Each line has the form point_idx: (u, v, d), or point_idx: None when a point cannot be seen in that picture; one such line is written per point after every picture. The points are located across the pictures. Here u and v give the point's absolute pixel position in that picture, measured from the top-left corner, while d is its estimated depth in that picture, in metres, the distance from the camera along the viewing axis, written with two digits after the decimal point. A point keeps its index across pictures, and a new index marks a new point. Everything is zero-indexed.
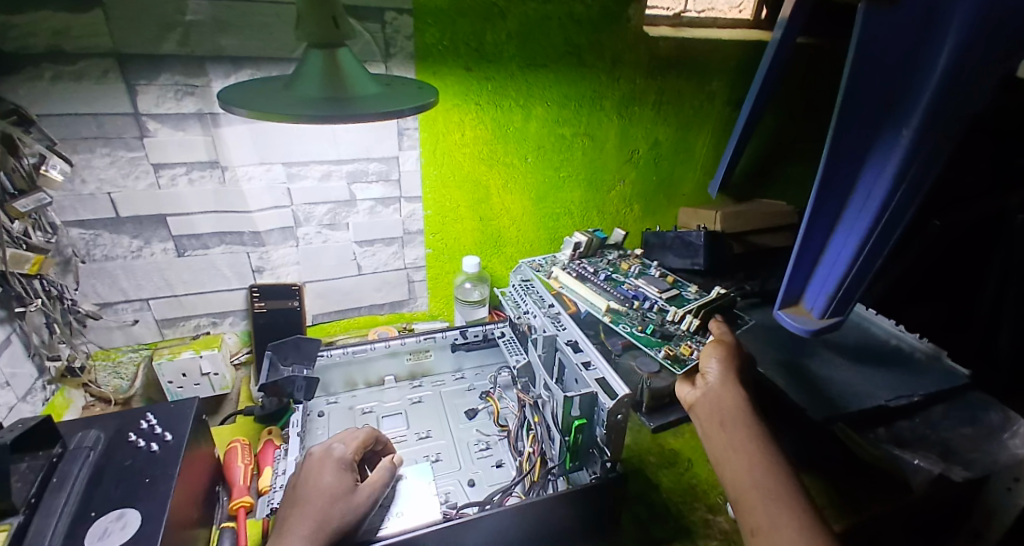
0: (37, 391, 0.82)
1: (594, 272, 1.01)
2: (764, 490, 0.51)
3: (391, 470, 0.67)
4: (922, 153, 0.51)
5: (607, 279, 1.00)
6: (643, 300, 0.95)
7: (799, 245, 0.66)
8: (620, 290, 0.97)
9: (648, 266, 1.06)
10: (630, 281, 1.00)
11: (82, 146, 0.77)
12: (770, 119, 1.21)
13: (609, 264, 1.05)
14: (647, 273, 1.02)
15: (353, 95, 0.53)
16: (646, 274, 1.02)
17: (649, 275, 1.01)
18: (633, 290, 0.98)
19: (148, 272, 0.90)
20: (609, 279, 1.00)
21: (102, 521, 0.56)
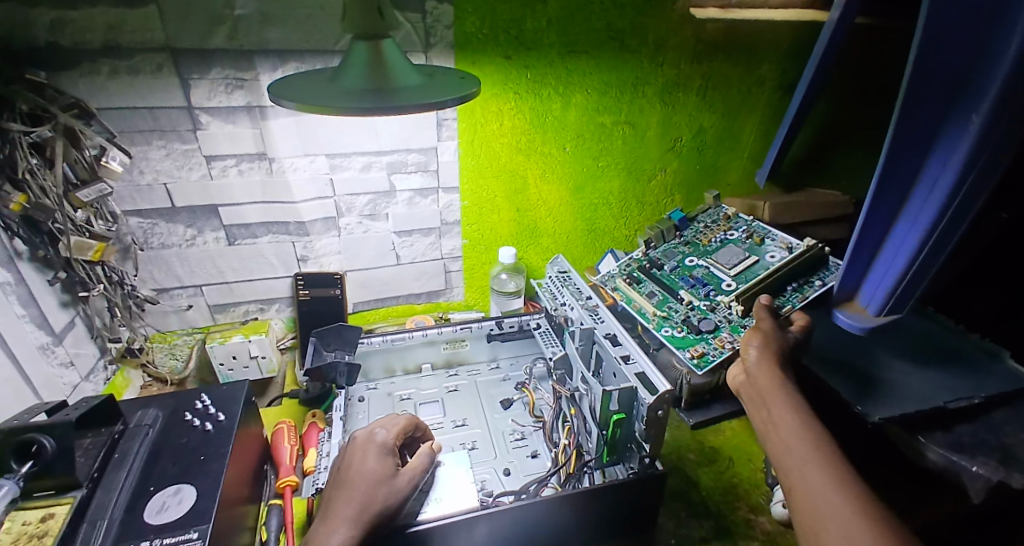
0: (99, 371, 0.89)
1: (661, 267, 1.05)
2: (803, 454, 0.50)
3: (430, 457, 0.68)
4: (991, 139, 0.54)
5: (677, 268, 1.03)
6: (708, 282, 0.97)
7: (858, 238, 0.71)
8: (686, 279, 0.99)
9: (738, 230, 1.05)
10: (704, 260, 1.02)
11: (139, 139, 0.81)
12: (823, 104, 1.15)
13: (688, 241, 1.08)
14: (726, 246, 1.02)
15: (396, 86, 0.53)
16: (726, 246, 1.02)
17: (726, 248, 1.01)
18: (704, 272, 1.00)
19: (200, 260, 0.95)
20: (679, 267, 1.03)
21: (160, 494, 0.60)
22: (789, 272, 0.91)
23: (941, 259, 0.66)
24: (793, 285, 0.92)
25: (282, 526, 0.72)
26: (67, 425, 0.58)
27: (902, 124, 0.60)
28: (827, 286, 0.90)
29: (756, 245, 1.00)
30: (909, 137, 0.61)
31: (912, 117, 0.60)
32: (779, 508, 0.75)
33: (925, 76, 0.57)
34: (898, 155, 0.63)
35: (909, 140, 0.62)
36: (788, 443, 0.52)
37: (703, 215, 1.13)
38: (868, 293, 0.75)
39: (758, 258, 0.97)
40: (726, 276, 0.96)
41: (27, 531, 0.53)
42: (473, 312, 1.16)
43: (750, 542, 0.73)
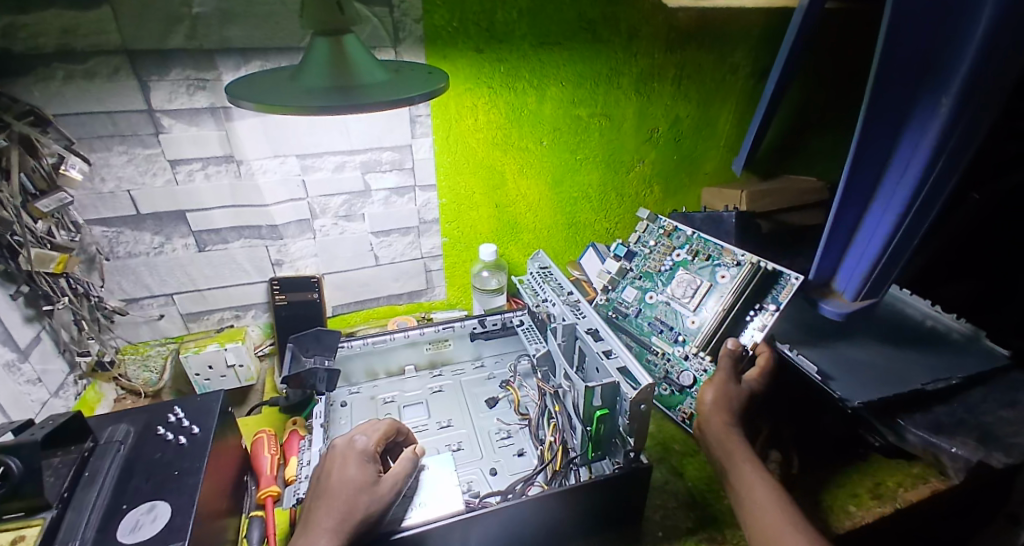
0: (69, 386, 0.85)
1: (626, 310, 0.98)
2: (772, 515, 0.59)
3: (413, 460, 0.67)
4: (959, 123, 0.55)
5: (641, 310, 0.96)
6: (672, 323, 0.90)
7: (833, 224, 0.71)
8: (652, 324, 0.93)
9: (682, 249, 0.96)
10: (662, 294, 0.94)
11: (99, 145, 0.77)
12: (797, 91, 1.16)
13: (639, 274, 1.00)
14: (676, 273, 0.94)
15: (360, 84, 0.52)
16: (676, 273, 0.93)
17: (676, 277, 0.93)
18: (664, 309, 0.92)
19: (170, 267, 0.92)
20: (642, 307, 0.96)
21: (133, 513, 0.58)
22: (745, 298, 0.82)
23: (914, 239, 0.68)
24: (753, 310, 0.83)
25: (264, 537, 0.71)
26: (32, 445, 0.55)
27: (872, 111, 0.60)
28: (779, 311, 0.79)
29: (704, 265, 0.91)
30: (878, 124, 0.62)
31: (883, 102, 0.60)
32: None
33: (892, 62, 0.57)
34: (870, 140, 0.63)
35: (879, 125, 0.62)
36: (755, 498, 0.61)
37: (645, 235, 1.03)
38: (844, 279, 0.76)
39: (711, 281, 0.88)
40: (688, 311, 0.89)
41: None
42: (455, 311, 1.15)
43: (737, 531, 0.74)
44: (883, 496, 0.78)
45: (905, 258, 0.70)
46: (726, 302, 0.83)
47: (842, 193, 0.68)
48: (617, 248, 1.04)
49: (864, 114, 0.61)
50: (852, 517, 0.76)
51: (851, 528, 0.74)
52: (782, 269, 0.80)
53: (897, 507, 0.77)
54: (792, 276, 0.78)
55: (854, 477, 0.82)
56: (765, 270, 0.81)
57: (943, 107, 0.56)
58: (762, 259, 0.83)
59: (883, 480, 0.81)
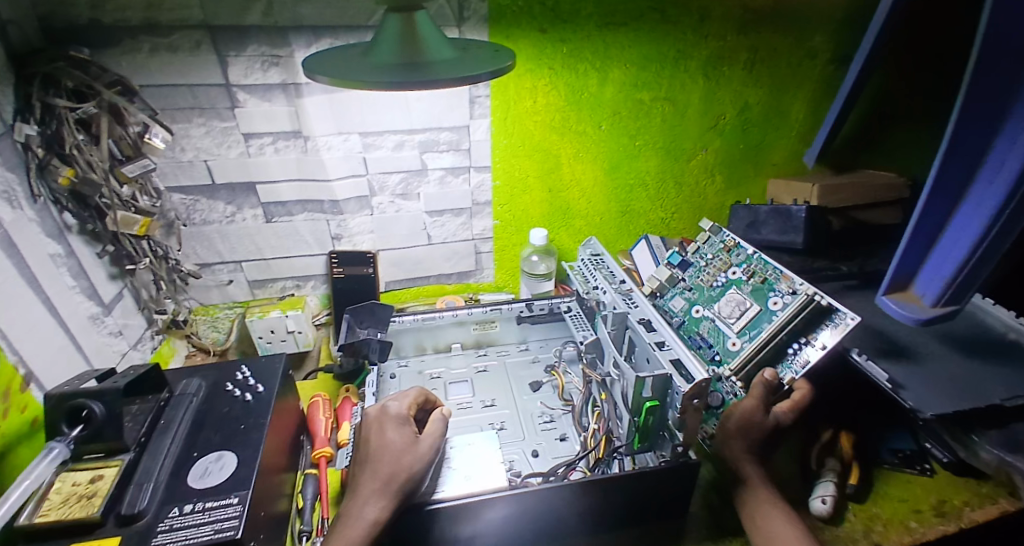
0: (147, 340, 0.93)
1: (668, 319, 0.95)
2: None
3: (443, 421, 0.69)
4: None
5: (682, 323, 0.93)
6: (714, 341, 0.87)
7: (916, 222, 0.67)
8: (693, 339, 0.90)
9: (739, 266, 0.92)
10: (709, 311, 0.90)
11: (180, 116, 0.83)
12: (881, 76, 1.06)
13: (690, 285, 0.96)
14: (727, 292, 0.90)
15: (429, 61, 0.52)
16: (728, 291, 0.90)
17: (726, 295, 0.89)
18: (709, 327, 0.89)
19: (240, 236, 0.97)
20: (686, 321, 0.93)
21: (203, 461, 0.62)
22: (792, 330, 0.78)
23: (1009, 242, 0.61)
24: (799, 343, 0.79)
25: (318, 495, 0.75)
26: (114, 393, 0.60)
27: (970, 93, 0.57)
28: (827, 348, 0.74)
29: (757, 288, 0.87)
30: (976, 111, 0.58)
31: (983, 86, 0.57)
32: (820, 504, 0.71)
33: (995, 37, 0.54)
34: (965, 127, 0.59)
35: (976, 110, 0.58)
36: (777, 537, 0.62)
37: (703, 247, 0.99)
38: (925, 283, 0.70)
39: (761, 306, 0.84)
40: (731, 333, 0.85)
41: (77, 491, 0.56)
42: (503, 294, 1.16)
43: None
44: (948, 515, 0.72)
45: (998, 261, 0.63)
46: (772, 330, 0.79)
47: (932, 186, 0.63)
48: (672, 257, 1.01)
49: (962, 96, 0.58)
50: (912, 532, 0.70)
51: (910, 543, 0.69)
52: (837, 305, 0.74)
53: (962, 527, 0.71)
54: (847, 314, 0.73)
55: (917, 492, 0.76)
56: (820, 305, 0.76)
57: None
58: (820, 292, 0.77)
59: (948, 497, 0.75)
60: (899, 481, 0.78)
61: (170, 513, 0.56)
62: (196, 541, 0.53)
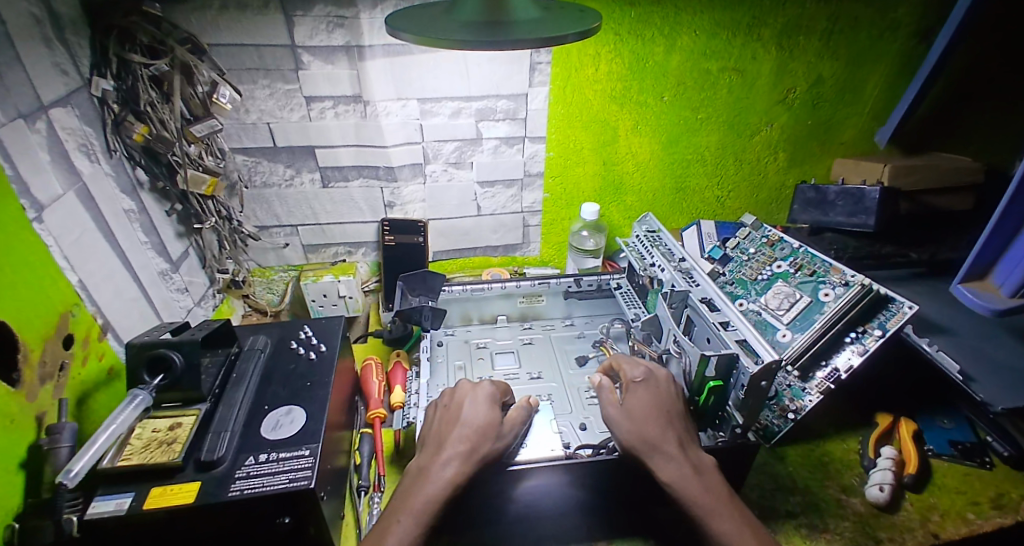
0: (209, 298, 0.96)
1: None
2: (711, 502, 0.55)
3: (527, 410, 0.70)
4: None
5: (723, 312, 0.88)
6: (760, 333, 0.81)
7: (1004, 207, 0.64)
8: None
9: (785, 260, 0.88)
10: (754, 300, 0.86)
11: (246, 77, 0.83)
12: (972, 50, 0.98)
13: (732, 279, 0.93)
14: (773, 284, 0.86)
15: (513, 21, 0.50)
16: (774, 284, 0.86)
17: (772, 288, 0.85)
18: (753, 317, 0.84)
19: (298, 201, 0.99)
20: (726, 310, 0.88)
21: (274, 414, 0.65)
22: (850, 317, 0.74)
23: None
24: (854, 333, 0.74)
25: (373, 453, 0.78)
26: (192, 344, 0.63)
27: None
28: (886, 336, 0.70)
29: (806, 280, 0.83)
30: None
31: None
32: (875, 490, 0.69)
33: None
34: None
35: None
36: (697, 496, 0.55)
37: (745, 241, 0.97)
38: (1004, 272, 0.67)
39: (811, 297, 0.80)
40: (780, 325, 0.80)
41: (157, 437, 0.60)
42: (548, 268, 1.15)
43: (841, 522, 0.68)
44: (1005, 507, 0.69)
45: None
46: (828, 319, 0.74)
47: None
48: (713, 251, 1.00)
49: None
50: (968, 524, 0.67)
51: (965, 535, 0.66)
52: (893, 294, 0.72)
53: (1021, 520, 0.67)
54: (904, 303, 0.71)
55: (975, 485, 0.72)
56: (877, 294, 0.73)
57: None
58: (875, 282, 0.75)
59: (1006, 490, 0.71)
60: (955, 473, 0.73)
61: (247, 461, 0.59)
62: (273, 489, 0.55)
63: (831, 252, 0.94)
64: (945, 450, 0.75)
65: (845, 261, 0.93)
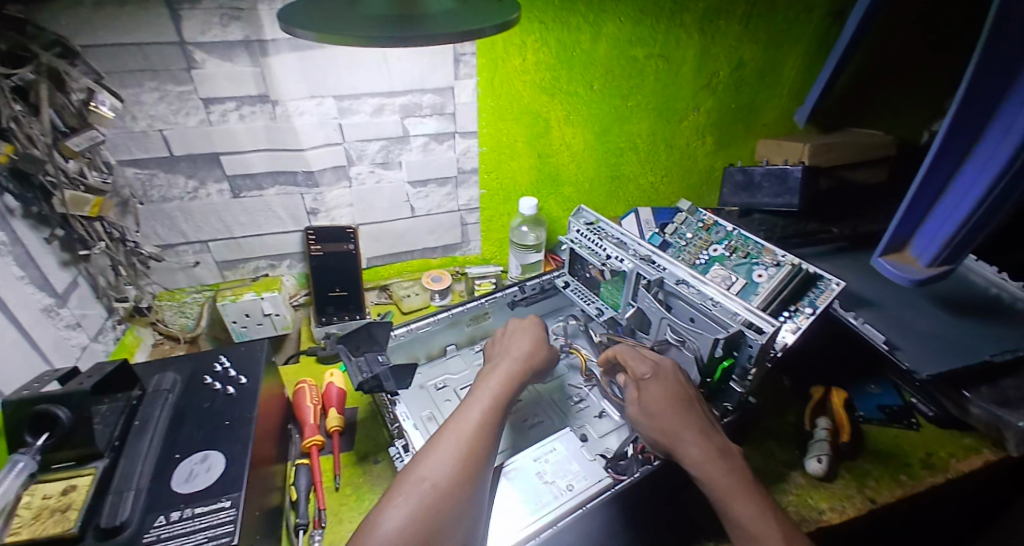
0: (108, 331, 0.85)
1: None
2: (735, 484, 0.57)
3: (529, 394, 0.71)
4: None
5: None
6: None
7: (920, 183, 0.66)
8: None
9: (720, 244, 0.90)
10: None
11: (129, 80, 0.72)
12: (879, 31, 1.03)
13: None
14: (711, 268, 0.87)
15: (425, 13, 0.46)
16: (711, 268, 0.87)
17: (710, 271, 0.86)
18: None
19: (205, 214, 0.89)
20: None
21: (188, 462, 0.58)
22: (782, 295, 0.76)
23: (1009, 205, 0.61)
24: (788, 311, 0.76)
25: (312, 485, 0.72)
26: (84, 394, 0.55)
27: (984, 56, 0.56)
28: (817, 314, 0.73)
29: (741, 262, 0.85)
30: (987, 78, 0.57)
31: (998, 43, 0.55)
32: (814, 462, 0.72)
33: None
34: (980, 82, 0.57)
35: (990, 69, 0.56)
36: (720, 482, 0.57)
37: (682, 227, 0.97)
38: (922, 243, 0.71)
39: (746, 279, 0.82)
40: None
41: (49, 505, 0.51)
42: (491, 266, 1.12)
43: (786, 496, 0.71)
44: (935, 467, 0.74)
45: (995, 222, 0.63)
46: (764, 298, 0.76)
47: (937, 148, 0.63)
48: (652, 239, 1.00)
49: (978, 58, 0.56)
50: (903, 486, 0.72)
51: (899, 496, 0.71)
52: (821, 273, 0.77)
53: (949, 477, 0.73)
54: (833, 280, 0.76)
55: (905, 447, 0.77)
56: (805, 273, 0.77)
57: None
58: (803, 261, 0.78)
59: (935, 450, 0.76)
60: (886, 436, 0.79)
61: (155, 522, 0.52)
62: None
63: (761, 233, 0.97)
64: (874, 415, 0.81)
65: (774, 241, 0.96)
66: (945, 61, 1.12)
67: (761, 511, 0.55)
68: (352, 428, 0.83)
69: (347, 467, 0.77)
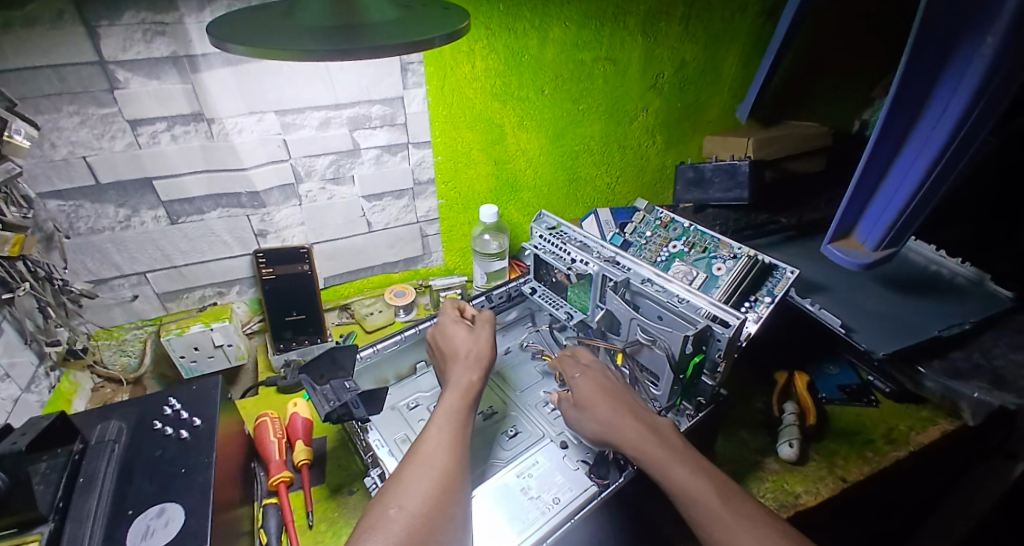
0: (41, 379, 0.77)
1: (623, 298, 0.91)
2: (667, 451, 0.58)
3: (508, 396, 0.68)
4: (1002, 63, 0.53)
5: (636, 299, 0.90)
6: None
7: (863, 170, 0.69)
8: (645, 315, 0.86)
9: (678, 240, 0.91)
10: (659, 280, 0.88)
11: (45, 105, 0.66)
12: (808, 28, 1.08)
13: None
14: (672, 264, 0.89)
15: (368, 23, 0.43)
16: (672, 265, 0.89)
17: (672, 267, 0.88)
18: None
19: (141, 244, 0.82)
20: None
21: (143, 518, 0.52)
22: (740, 287, 0.78)
23: (945, 187, 0.65)
24: (748, 302, 0.78)
25: (282, 525, 0.68)
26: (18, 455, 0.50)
27: (915, 50, 0.58)
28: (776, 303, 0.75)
29: (700, 257, 0.86)
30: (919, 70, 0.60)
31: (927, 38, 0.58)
32: (786, 448, 0.74)
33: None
34: (911, 77, 0.60)
35: (921, 64, 0.59)
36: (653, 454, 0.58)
37: (641, 225, 0.99)
38: (867, 228, 0.75)
39: (706, 273, 0.83)
40: None
41: None
42: (454, 277, 1.10)
43: (762, 484, 0.73)
44: (897, 441, 0.78)
45: (933, 204, 0.68)
46: (724, 291, 0.78)
47: (877, 136, 0.66)
48: (613, 239, 1.00)
49: (907, 55, 0.59)
50: (869, 463, 0.75)
51: (868, 473, 0.74)
52: (776, 261, 0.79)
53: (911, 450, 0.76)
54: (787, 269, 0.77)
55: (867, 424, 0.81)
56: (762, 263, 0.79)
57: (986, 47, 0.53)
58: (759, 252, 0.80)
59: (894, 424, 0.80)
60: (850, 415, 0.82)
61: None
62: None
63: (718, 227, 0.99)
64: (836, 396, 0.84)
65: (730, 234, 0.99)
66: (868, 55, 1.20)
67: (693, 473, 0.55)
68: (322, 460, 0.79)
69: (319, 501, 0.73)
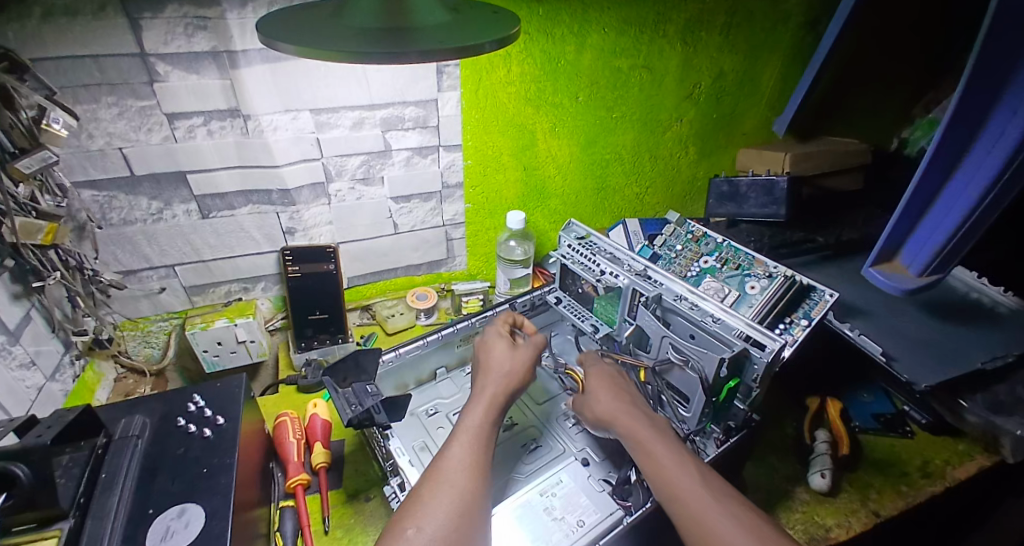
0: (66, 368, 0.77)
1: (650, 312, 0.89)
2: (651, 434, 0.60)
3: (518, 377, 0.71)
4: None
5: None
6: None
7: (910, 193, 0.67)
8: None
9: (710, 255, 0.89)
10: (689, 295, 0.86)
11: (85, 96, 0.66)
12: (851, 42, 1.05)
13: None
14: (703, 280, 0.86)
15: (420, 27, 0.42)
16: (703, 280, 0.86)
17: (702, 283, 0.85)
18: None
19: (170, 237, 0.82)
20: None
21: (163, 519, 0.52)
22: (776, 307, 0.75)
23: (995, 215, 0.62)
24: (784, 323, 0.75)
25: (298, 529, 0.67)
26: (43, 450, 0.50)
27: (978, 70, 0.56)
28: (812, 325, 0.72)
29: (732, 274, 0.84)
30: (981, 91, 0.58)
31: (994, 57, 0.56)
32: (819, 478, 0.72)
33: (1007, 15, 0.52)
34: (970, 97, 0.58)
35: (984, 85, 0.57)
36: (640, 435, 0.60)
37: (671, 239, 0.96)
38: (911, 253, 0.72)
39: (739, 291, 0.81)
40: None
41: None
42: (477, 282, 1.09)
43: (792, 515, 0.70)
44: (933, 476, 0.75)
45: (982, 232, 0.64)
46: (759, 311, 0.75)
47: (928, 159, 0.63)
48: (641, 250, 0.99)
49: (969, 75, 0.56)
50: (904, 497, 0.72)
51: (903, 508, 0.71)
52: (815, 283, 0.76)
53: (947, 486, 0.74)
54: (826, 291, 0.75)
55: (902, 456, 0.78)
56: (799, 284, 0.76)
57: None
58: (796, 273, 0.78)
59: (930, 457, 0.78)
60: (883, 445, 0.80)
61: None
62: None
63: (752, 244, 0.97)
64: (870, 425, 0.81)
65: (763, 251, 0.96)
66: (911, 72, 1.16)
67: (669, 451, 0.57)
68: (340, 463, 0.78)
69: (335, 507, 0.72)
